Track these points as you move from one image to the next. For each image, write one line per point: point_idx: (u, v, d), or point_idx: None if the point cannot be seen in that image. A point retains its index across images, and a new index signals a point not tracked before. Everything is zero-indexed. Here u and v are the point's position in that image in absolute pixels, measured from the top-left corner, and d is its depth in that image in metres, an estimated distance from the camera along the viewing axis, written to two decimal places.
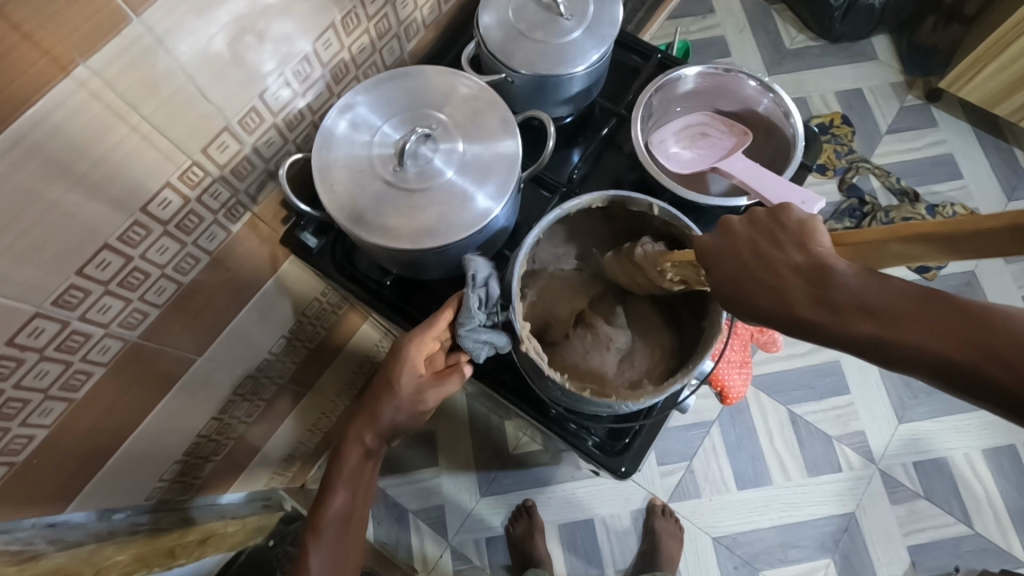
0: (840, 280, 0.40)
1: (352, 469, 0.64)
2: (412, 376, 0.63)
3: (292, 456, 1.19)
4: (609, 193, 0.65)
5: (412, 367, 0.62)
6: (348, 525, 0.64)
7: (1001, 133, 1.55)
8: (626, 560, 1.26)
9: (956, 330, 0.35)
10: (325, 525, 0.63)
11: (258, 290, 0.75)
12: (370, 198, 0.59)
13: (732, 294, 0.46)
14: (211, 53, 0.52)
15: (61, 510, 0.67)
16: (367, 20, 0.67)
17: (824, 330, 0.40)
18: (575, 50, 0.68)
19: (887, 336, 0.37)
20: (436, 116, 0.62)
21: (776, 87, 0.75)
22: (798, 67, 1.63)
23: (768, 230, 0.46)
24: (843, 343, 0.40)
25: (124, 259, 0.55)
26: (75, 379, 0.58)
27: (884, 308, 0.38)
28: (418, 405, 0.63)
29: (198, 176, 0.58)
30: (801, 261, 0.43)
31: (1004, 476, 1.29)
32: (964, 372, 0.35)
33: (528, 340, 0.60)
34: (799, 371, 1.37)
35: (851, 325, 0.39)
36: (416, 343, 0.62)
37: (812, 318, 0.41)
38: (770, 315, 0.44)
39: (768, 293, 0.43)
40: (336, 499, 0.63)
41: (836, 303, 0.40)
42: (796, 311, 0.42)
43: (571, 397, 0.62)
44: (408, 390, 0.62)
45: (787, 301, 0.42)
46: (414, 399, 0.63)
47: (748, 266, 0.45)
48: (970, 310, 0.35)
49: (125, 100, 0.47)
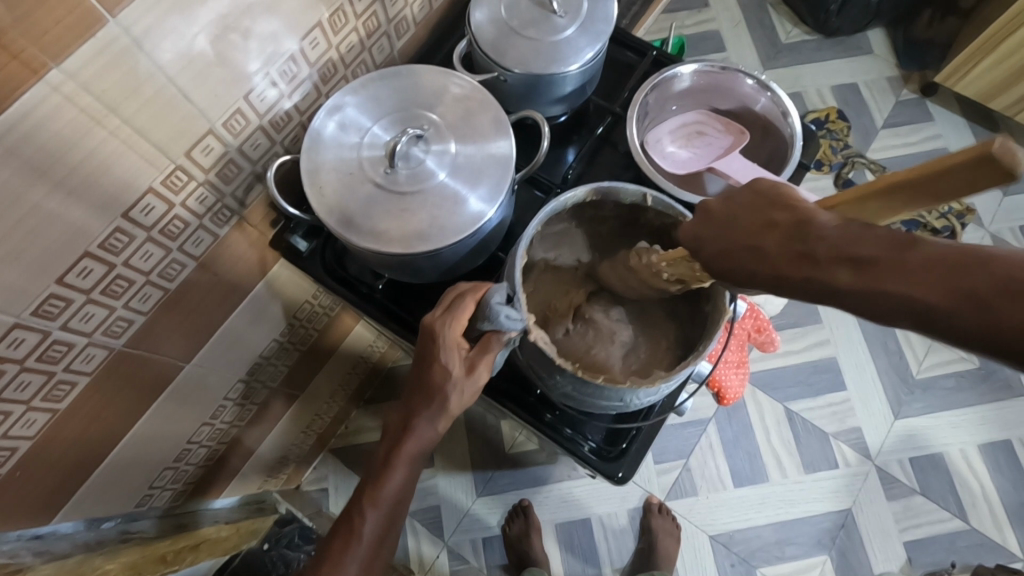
0: (821, 232, 0.37)
1: (410, 454, 0.60)
2: (458, 357, 0.59)
3: (286, 459, 1.17)
4: (601, 185, 0.64)
5: (454, 345, 0.60)
6: (403, 500, 0.61)
7: (996, 127, 1.55)
8: (623, 559, 1.26)
9: (942, 275, 0.31)
10: (383, 501, 0.59)
11: (248, 293, 0.74)
12: (361, 202, 0.58)
13: (715, 261, 0.43)
14: (194, 53, 0.50)
15: (47, 521, 0.66)
16: (355, 19, 0.65)
17: (808, 286, 0.37)
18: (569, 47, 0.66)
19: (868, 286, 0.34)
20: (427, 117, 0.61)
21: (773, 85, 0.74)
22: (793, 61, 1.61)
23: (745, 194, 0.42)
24: (829, 298, 0.36)
25: (106, 267, 0.54)
26: (58, 390, 0.57)
27: (866, 257, 0.34)
28: (473, 382, 0.59)
29: (183, 181, 0.57)
30: (780, 216, 0.39)
31: (1000, 471, 1.30)
32: (953, 320, 0.31)
33: (536, 331, 0.60)
34: (795, 368, 1.36)
35: (835, 280, 0.35)
36: (454, 322, 0.60)
37: (796, 277, 0.37)
38: (754, 276, 0.40)
39: (749, 252, 0.40)
40: (392, 480, 0.59)
41: (816, 256, 0.37)
42: (778, 269, 0.38)
43: (581, 392, 0.61)
44: (462, 373, 0.59)
45: (768, 259, 0.39)
46: (466, 376, 0.59)
47: (730, 230, 0.42)
48: (957, 252, 0.32)
49: (103, 104, 0.46)
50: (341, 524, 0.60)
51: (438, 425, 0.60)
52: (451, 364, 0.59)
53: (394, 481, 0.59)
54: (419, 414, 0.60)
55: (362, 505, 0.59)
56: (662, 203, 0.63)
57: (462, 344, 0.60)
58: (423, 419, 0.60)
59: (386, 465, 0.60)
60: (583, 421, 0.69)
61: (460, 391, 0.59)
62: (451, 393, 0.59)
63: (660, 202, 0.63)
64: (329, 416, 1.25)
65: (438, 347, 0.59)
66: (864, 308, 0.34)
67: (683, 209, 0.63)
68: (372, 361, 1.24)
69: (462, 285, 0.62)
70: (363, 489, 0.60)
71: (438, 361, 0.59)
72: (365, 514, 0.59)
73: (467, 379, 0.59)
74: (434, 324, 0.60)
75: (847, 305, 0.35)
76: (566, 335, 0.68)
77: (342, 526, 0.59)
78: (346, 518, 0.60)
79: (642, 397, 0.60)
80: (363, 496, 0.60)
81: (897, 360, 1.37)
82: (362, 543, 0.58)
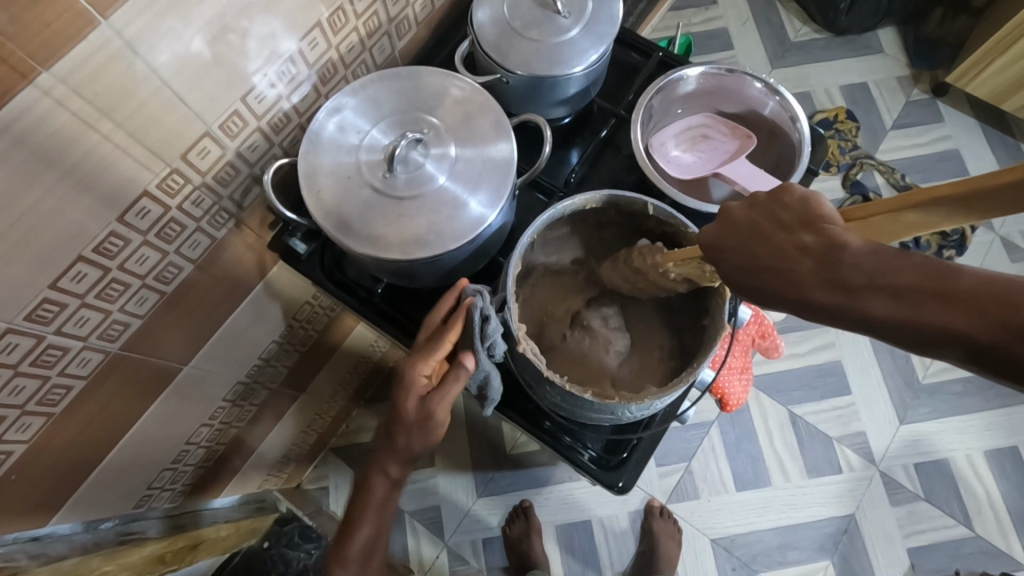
0: (852, 259, 0.37)
1: (375, 502, 0.66)
2: (419, 395, 0.61)
3: (286, 458, 1.17)
4: (603, 193, 0.63)
5: (417, 387, 0.60)
6: (369, 554, 0.66)
7: (1007, 128, 1.53)
8: (623, 562, 1.26)
9: (981, 307, 0.32)
10: (348, 559, 0.65)
11: (248, 293, 0.73)
12: (359, 206, 0.57)
13: (739, 281, 0.43)
14: (190, 56, 0.49)
15: (45, 523, 0.65)
16: (356, 18, 0.64)
17: (840, 313, 0.37)
18: (573, 49, 0.65)
19: (904, 315, 0.35)
20: (427, 120, 0.60)
21: (782, 89, 0.72)
22: (802, 59, 1.59)
23: (770, 213, 0.42)
24: (863, 326, 0.37)
25: (101, 271, 0.53)
26: (54, 394, 0.56)
27: (902, 286, 0.35)
28: (428, 424, 0.61)
29: (179, 184, 0.56)
30: (810, 240, 0.39)
31: (1006, 478, 1.28)
32: (992, 351, 0.32)
33: (525, 340, 0.59)
34: (800, 371, 1.35)
35: (870, 307, 0.36)
36: (425, 361, 0.60)
37: (827, 303, 0.38)
38: (781, 299, 0.40)
39: (777, 276, 0.40)
40: (357, 535, 0.65)
41: (850, 282, 0.37)
42: (810, 294, 0.38)
43: (571, 403, 0.60)
44: (416, 415, 0.61)
45: (798, 284, 0.39)
46: (422, 420, 0.61)
47: (755, 251, 0.42)
48: (996, 285, 0.32)
49: (96, 107, 0.45)
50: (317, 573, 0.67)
51: (394, 473, 0.65)
52: (412, 405, 0.61)
53: (359, 536, 0.65)
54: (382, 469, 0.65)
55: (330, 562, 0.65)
56: (662, 212, 0.62)
57: (426, 379, 0.61)
58: (380, 472, 0.65)
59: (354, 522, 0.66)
60: (583, 430, 0.68)
61: (417, 432, 0.62)
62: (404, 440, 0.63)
63: (658, 210, 0.62)
64: (330, 415, 1.24)
65: (402, 384, 0.61)
66: (900, 336, 0.35)
67: (683, 219, 0.62)
68: (373, 360, 1.23)
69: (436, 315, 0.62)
70: (336, 543, 0.66)
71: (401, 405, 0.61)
72: (334, 572, 0.65)
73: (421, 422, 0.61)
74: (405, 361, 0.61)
75: (883, 333, 0.36)
76: (563, 342, 0.68)
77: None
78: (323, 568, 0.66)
79: (635, 410, 0.59)
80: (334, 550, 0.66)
81: (903, 365, 1.35)
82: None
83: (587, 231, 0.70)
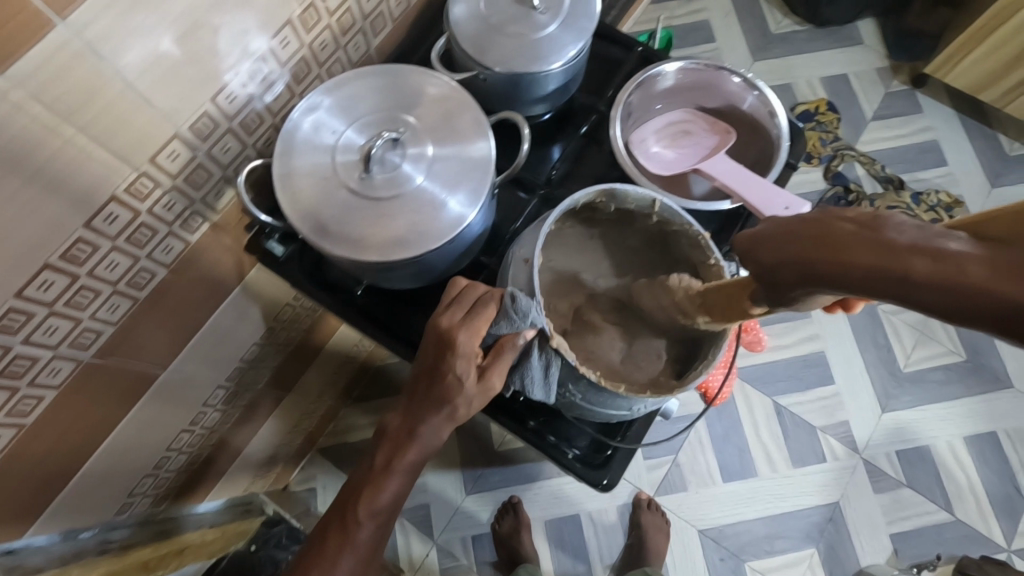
0: (897, 225, 0.34)
1: (411, 463, 0.58)
2: (472, 366, 0.57)
3: (272, 460, 1.16)
4: (611, 187, 0.64)
5: (470, 357, 0.57)
6: (396, 508, 0.59)
7: (986, 119, 1.54)
8: (612, 556, 1.26)
9: None
10: (380, 510, 0.57)
11: (226, 296, 0.72)
12: (335, 209, 0.56)
13: (779, 265, 0.40)
14: (155, 57, 0.48)
15: (20, 534, 0.63)
16: (329, 16, 0.62)
17: (872, 276, 0.33)
18: (552, 45, 0.64)
19: (944, 278, 0.30)
20: (404, 119, 0.58)
21: (760, 84, 0.72)
22: (784, 52, 1.60)
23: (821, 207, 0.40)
24: (898, 292, 0.32)
25: (69, 278, 0.52)
26: (24, 405, 0.54)
27: (949, 250, 0.31)
28: (487, 392, 0.58)
29: (147, 188, 0.54)
30: (853, 214, 0.36)
31: (986, 463, 1.31)
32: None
33: (557, 337, 0.58)
34: (785, 362, 1.36)
35: (907, 269, 0.32)
36: (473, 330, 0.57)
37: (864, 267, 0.34)
38: (819, 272, 0.37)
39: (810, 241, 0.38)
40: (388, 488, 0.57)
41: (889, 246, 0.33)
42: (847, 260, 0.35)
43: (593, 401, 0.61)
44: (476, 384, 0.57)
45: (835, 251, 0.36)
46: (481, 388, 0.57)
47: (798, 230, 0.39)
48: None
49: (57, 113, 0.43)
50: (336, 521, 0.58)
51: (438, 433, 0.59)
52: (466, 375, 0.57)
53: (392, 490, 0.57)
54: (424, 420, 0.58)
55: (356, 513, 0.57)
56: (669, 210, 0.63)
57: (479, 354, 0.58)
58: (427, 428, 0.58)
59: (383, 472, 0.58)
60: (567, 428, 0.68)
61: (472, 402, 0.57)
62: (460, 404, 0.57)
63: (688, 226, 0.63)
64: (316, 416, 1.23)
65: (455, 355, 0.56)
66: (939, 302, 0.31)
67: (689, 219, 0.63)
68: (359, 359, 1.22)
69: (463, 282, 0.61)
70: (360, 494, 0.58)
71: (451, 371, 0.56)
72: (359, 526, 0.56)
73: (481, 390, 0.57)
74: (453, 330, 0.57)
75: (918, 298, 0.32)
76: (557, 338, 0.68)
77: (335, 529, 0.57)
78: (340, 518, 0.58)
79: (649, 405, 0.62)
80: (358, 504, 0.57)
81: (886, 354, 1.37)
82: (356, 550, 0.56)
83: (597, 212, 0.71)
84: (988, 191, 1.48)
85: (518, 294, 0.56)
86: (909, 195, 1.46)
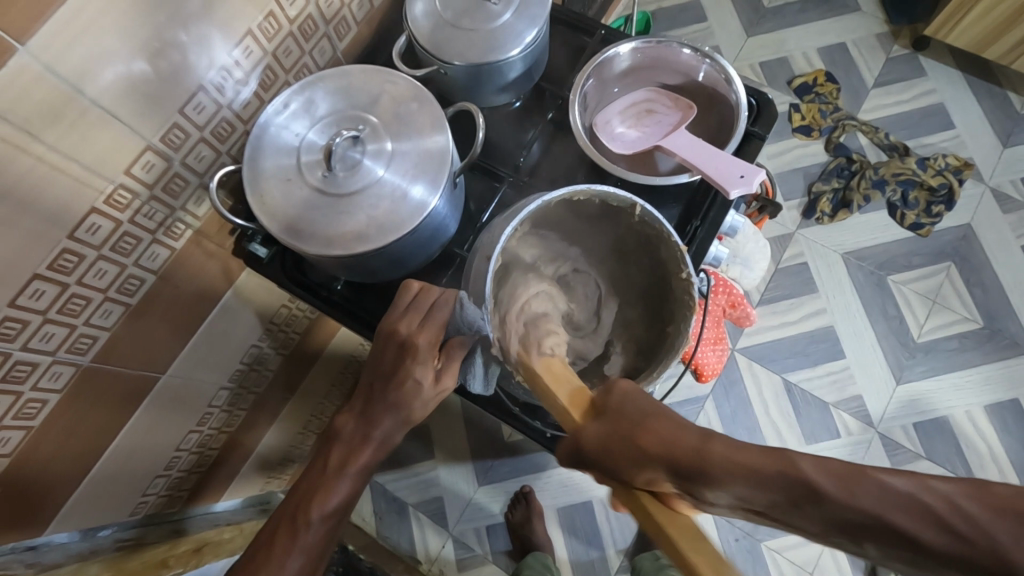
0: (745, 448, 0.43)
1: (363, 465, 0.59)
2: (430, 369, 0.60)
3: (286, 460, 1.19)
4: (592, 188, 0.63)
5: (426, 364, 0.60)
6: (350, 507, 0.59)
7: (994, 78, 1.50)
8: (626, 540, 1.27)
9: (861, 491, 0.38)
10: (333, 511, 0.57)
11: (217, 302, 0.75)
12: (301, 207, 0.58)
13: (643, 420, 0.48)
14: (114, 76, 0.51)
15: (40, 533, 0.67)
16: (289, 24, 0.65)
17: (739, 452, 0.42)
18: (507, 33, 0.66)
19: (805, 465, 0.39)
20: (364, 118, 0.60)
21: (714, 54, 0.73)
22: (777, 25, 1.57)
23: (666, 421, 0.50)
24: (763, 464, 0.40)
25: (59, 287, 0.55)
26: (29, 409, 0.58)
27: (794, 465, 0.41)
28: (441, 393, 0.61)
29: (126, 199, 0.58)
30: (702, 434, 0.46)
31: (1008, 432, 1.27)
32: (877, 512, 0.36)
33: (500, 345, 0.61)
34: (792, 339, 1.34)
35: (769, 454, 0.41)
36: (429, 337, 0.60)
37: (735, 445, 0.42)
38: (689, 437, 0.44)
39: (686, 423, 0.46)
40: (339, 488, 0.58)
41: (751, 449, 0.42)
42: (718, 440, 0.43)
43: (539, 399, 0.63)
44: (431, 386, 0.60)
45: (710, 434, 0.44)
46: (435, 389, 0.61)
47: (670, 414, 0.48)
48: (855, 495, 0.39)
49: (26, 131, 0.47)
50: (286, 518, 0.57)
51: (394, 434, 0.61)
52: (423, 379, 0.60)
53: (341, 492, 0.58)
54: (380, 421, 0.60)
55: (307, 513, 0.56)
56: (646, 215, 0.62)
57: (435, 358, 0.61)
58: (388, 419, 0.60)
59: (335, 472, 0.59)
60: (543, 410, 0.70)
61: (427, 403, 0.61)
62: (417, 406, 0.60)
63: (665, 228, 0.62)
64: (326, 415, 1.26)
65: (414, 360, 0.60)
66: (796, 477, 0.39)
67: (667, 225, 0.63)
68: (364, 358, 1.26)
69: (415, 286, 0.63)
70: (311, 497, 0.57)
71: (410, 377, 0.60)
72: (306, 525, 0.55)
73: (436, 390, 0.61)
74: (412, 337, 0.60)
75: (808, 476, 0.38)
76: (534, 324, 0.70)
77: (285, 526, 0.56)
78: (290, 519, 0.56)
79: None
80: (309, 505, 0.56)
81: (898, 325, 1.34)
82: (304, 549, 0.55)
83: (567, 206, 0.69)
84: (1000, 152, 1.43)
85: (468, 305, 0.59)
86: (915, 161, 1.42)
